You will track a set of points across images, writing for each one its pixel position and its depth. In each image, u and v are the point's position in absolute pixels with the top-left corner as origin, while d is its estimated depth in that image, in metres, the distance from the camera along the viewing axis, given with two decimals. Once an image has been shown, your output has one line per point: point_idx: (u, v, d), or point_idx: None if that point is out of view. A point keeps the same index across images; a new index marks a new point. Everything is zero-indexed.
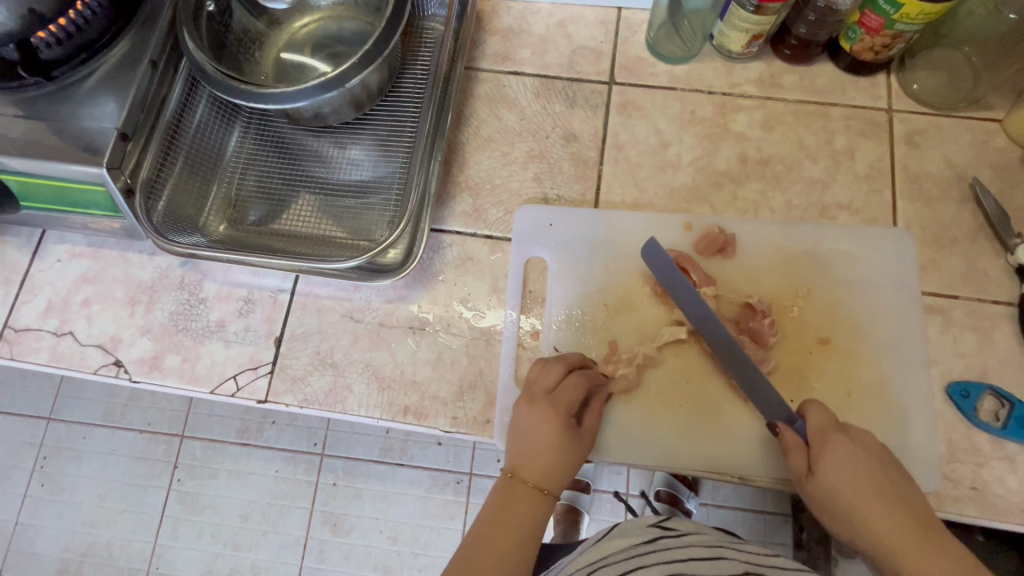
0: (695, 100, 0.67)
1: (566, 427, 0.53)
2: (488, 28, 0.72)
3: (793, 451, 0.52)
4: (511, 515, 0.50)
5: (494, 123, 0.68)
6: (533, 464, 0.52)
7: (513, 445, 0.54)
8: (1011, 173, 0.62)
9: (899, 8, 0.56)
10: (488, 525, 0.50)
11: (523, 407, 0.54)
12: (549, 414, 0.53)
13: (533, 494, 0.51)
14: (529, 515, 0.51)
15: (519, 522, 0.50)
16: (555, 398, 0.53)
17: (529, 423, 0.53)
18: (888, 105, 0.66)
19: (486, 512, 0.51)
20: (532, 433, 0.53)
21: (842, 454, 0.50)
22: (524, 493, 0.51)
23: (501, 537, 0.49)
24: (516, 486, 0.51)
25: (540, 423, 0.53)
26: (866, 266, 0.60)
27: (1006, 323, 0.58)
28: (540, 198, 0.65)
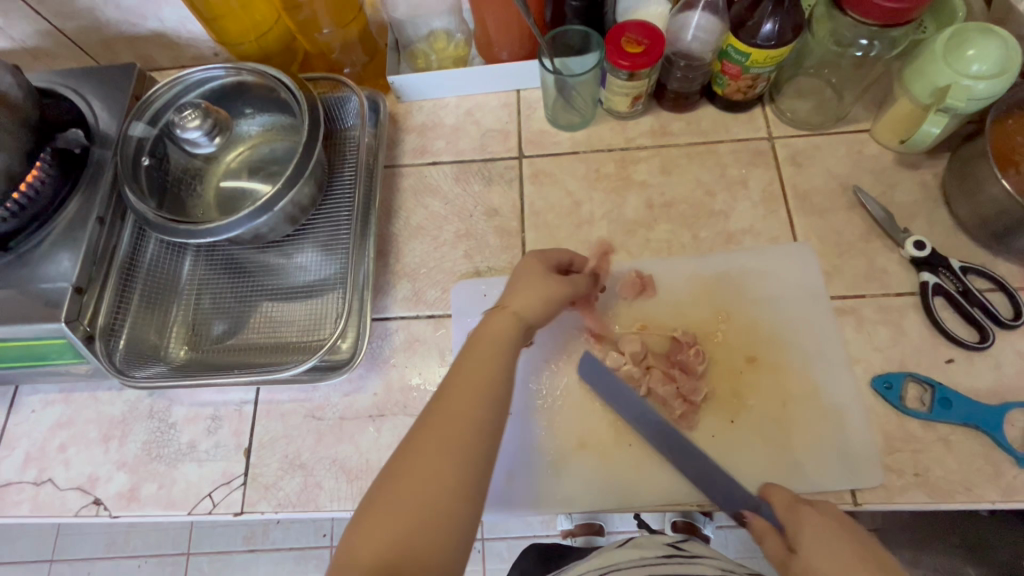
0: (598, 159, 0.74)
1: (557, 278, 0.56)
2: (404, 127, 0.79)
3: (767, 534, 0.50)
4: (487, 336, 0.50)
5: (422, 212, 0.74)
6: (520, 297, 0.53)
7: (506, 288, 0.56)
8: (888, 175, 0.69)
9: (747, 56, 0.64)
10: (470, 356, 0.48)
11: (523, 260, 0.58)
12: (535, 262, 0.56)
13: (511, 320, 0.51)
14: (500, 335, 0.50)
15: (498, 343, 0.49)
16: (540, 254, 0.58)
17: (521, 269, 0.56)
18: (768, 134, 0.73)
19: (471, 337, 0.50)
20: (519, 277, 0.56)
21: (817, 532, 0.47)
22: (507, 318, 0.51)
23: (472, 367, 0.47)
24: (500, 312, 0.52)
25: (524, 266, 0.56)
26: (777, 282, 0.65)
27: (913, 312, 0.63)
28: (473, 272, 0.70)
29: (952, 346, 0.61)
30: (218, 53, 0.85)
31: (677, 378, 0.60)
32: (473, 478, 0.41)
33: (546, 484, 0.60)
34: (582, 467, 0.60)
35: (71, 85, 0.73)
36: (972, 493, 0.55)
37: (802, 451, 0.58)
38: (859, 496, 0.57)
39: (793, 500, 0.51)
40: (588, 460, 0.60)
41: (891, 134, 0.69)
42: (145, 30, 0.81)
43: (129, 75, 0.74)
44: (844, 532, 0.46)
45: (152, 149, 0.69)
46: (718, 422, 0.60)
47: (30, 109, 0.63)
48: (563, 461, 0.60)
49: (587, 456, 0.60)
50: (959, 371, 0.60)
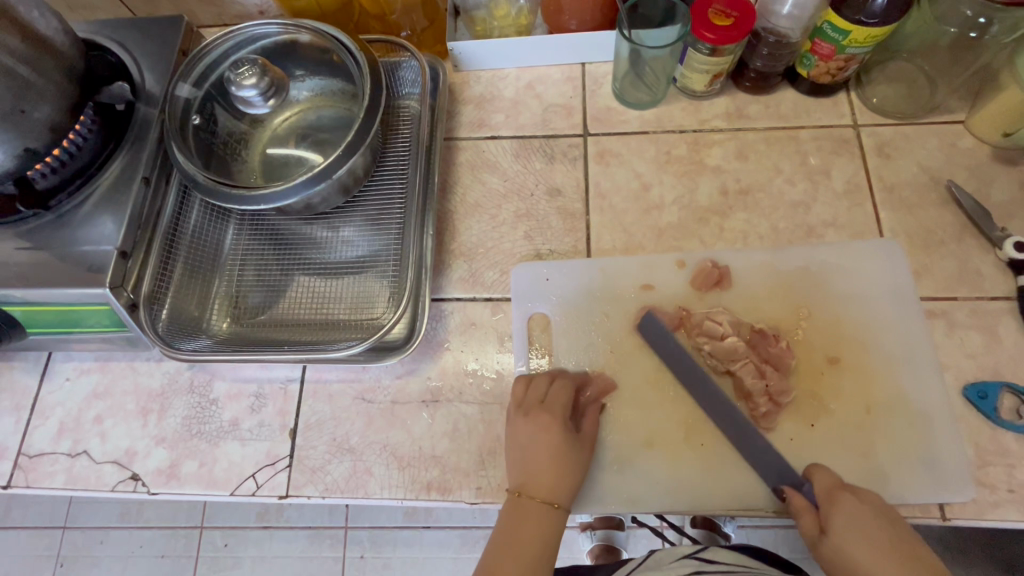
0: (668, 140, 0.70)
1: (566, 435, 0.54)
2: (461, 98, 0.75)
3: (803, 513, 0.51)
4: (524, 534, 0.51)
5: (479, 188, 0.70)
6: (538, 481, 0.53)
7: (515, 464, 0.54)
8: (984, 171, 0.64)
9: (846, 34, 0.59)
10: (502, 548, 0.51)
11: (520, 422, 0.55)
12: (547, 426, 0.54)
13: (543, 511, 0.52)
14: (541, 530, 0.51)
15: (533, 538, 0.51)
16: (549, 407, 0.55)
17: (530, 438, 0.54)
18: (853, 121, 0.68)
19: (499, 533, 0.52)
20: (534, 451, 0.54)
21: (850, 522, 0.49)
22: (533, 510, 0.52)
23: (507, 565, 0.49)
24: (526, 503, 0.52)
25: (538, 438, 0.54)
26: (861, 279, 0.61)
27: (1009, 318, 0.59)
28: (533, 255, 0.66)
29: None
30: (263, 10, 0.81)
31: (767, 375, 0.56)
32: None
33: (612, 481, 0.56)
34: (650, 467, 0.57)
35: (112, 36, 0.69)
36: None
37: (888, 460, 0.55)
38: (947, 510, 0.53)
39: (835, 487, 0.51)
40: (655, 458, 0.57)
41: (992, 131, 0.64)
42: None
43: (174, 27, 0.70)
44: (877, 525, 0.48)
45: (200, 108, 0.65)
46: (797, 424, 0.56)
47: (74, 59, 0.58)
48: (630, 459, 0.57)
49: (656, 454, 0.57)
50: None
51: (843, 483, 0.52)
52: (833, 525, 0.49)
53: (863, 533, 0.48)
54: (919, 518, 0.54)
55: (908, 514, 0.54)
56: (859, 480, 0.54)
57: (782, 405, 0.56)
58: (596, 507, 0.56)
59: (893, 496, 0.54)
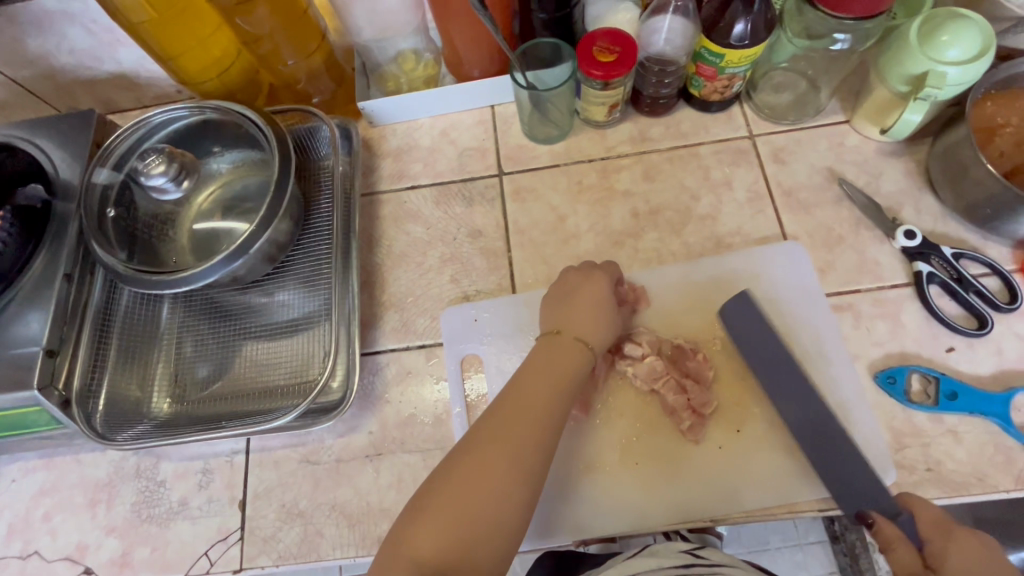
0: (579, 170, 0.73)
1: (609, 291, 0.58)
2: (379, 152, 0.77)
3: (894, 546, 0.48)
4: (550, 368, 0.53)
5: (404, 238, 0.72)
6: (573, 321, 0.56)
7: (553, 311, 0.58)
8: (872, 165, 0.68)
9: (722, 57, 0.63)
10: (526, 374, 0.52)
11: (573, 272, 0.60)
12: (596, 278, 0.58)
13: (574, 347, 0.54)
14: (569, 363, 0.53)
15: (560, 366, 0.53)
16: (603, 270, 0.60)
17: (578, 287, 0.58)
18: (748, 133, 0.72)
19: (529, 360, 0.54)
20: (579, 297, 0.57)
21: (967, 558, 0.46)
22: (564, 345, 0.54)
23: (533, 396, 0.51)
24: (560, 339, 0.55)
25: (586, 287, 0.58)
26: (770, 283, 0.64)
27: (909, 302, 0.62)
28: (461, 297, 0.68)
29: (952, 335, 0.60)
30: (180, 90, 0.83)
31: (688, 390, 0.59)
32: (517, 468, 0.46)
33: (556, 511, 0.58)
34: (589, 491, 0.58)
35: (27, 137, 0.70)
36: (984, 484, 0.55)
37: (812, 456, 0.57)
38: None
39: (941, 521, 0.49)
40: (593, 483, 0.58)
41: (871, 128, 0.68)
42: (101, 71, 0.78)
43: (88, 121, 0.71)
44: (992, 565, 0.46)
45: (118, 198, 0.66)
46: (724, 432, 0.59)
47: None
48: (569, 487, 0.59)
49: (593, 479, 0.59)
50: (960, 360, 0.59)
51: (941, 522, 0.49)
52: (948, 561, 0.46)
53: (978, 565, 0.46)
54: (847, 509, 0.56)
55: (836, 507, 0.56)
56: (786, 478, 0.57)
57: (706, 414, 0.59)
58: (544, 538, 0.57)
59: (819, 490, 0.56)
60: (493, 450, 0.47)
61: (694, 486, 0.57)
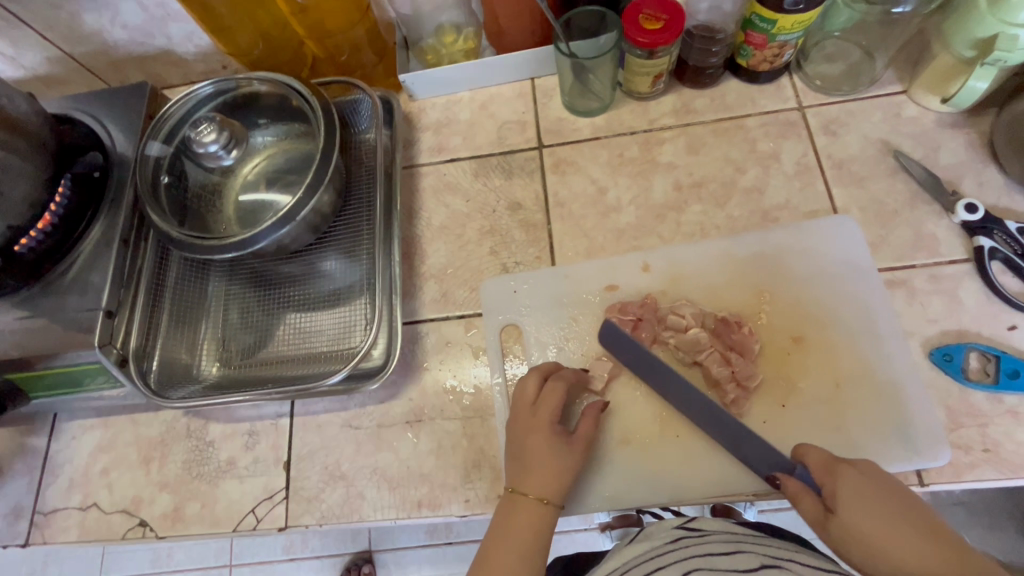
0: (620, 143, 0.72)
1: (553, 436, 0.54)
2: (419, 126, 0.78)
3: (801, 497, 0.48)
4: (515, 533, 0.51)
5: (444, 211, 0.72)
6: (525, 478, 0.53)
7: (512, 463, 0.55)
8: (930, 137, 0.65)
9: (773, 23, 0.61)
10: (492, 547, 0.50)
11: (520, 415, 0.56)
12: (535, 426, 0.54)
13: (535, 508, 0.52)
14: (531, 530, 0.51)
15: (524, 533, 0.51)
16: (540, 409, 0.55)
17: (523, 440, 0.54)
18: (797, 104, 0.70)
19: (493, 530, 0.52)
20: (527, 452, 0.54)
21: (858, 491, 0.45)
22: (523, 507, 0.52)
23: (508, 554, 0.50)
24: (518, 500, 0.52)
25: (528, 436, 0.54)
26: (819, 258, 0.62)
27: (968, 279, 0.59)
28: (500, 269, 0.68)
29: (1014, 313, 0.57)
30: (226, 65, 0.84)
31: (733, 363, 0.58)
32: None
33: (594, 482, 0.58)
34: (628, 462, 0.58)
35: (85, 109, 0.73)
36: None
37: (862, 433, 0.56)
38: (924, 475, 0.54)
39: (829, 460, 0.49)
40: (632, 454, 0.58)
41: (929, 98, 0.66)
42: (153, 47, 0.80)
43: (141, 93, 0.74)
44: (885, 490, 0.46)
45: (169, 167, 0.68)
46: (769, 408, 0.58)
47: (46, 136, 0.63)
48: (608, 458, 0.58)
49: (630, 451, 0.58)
50: (1023, 339, 0.56)
51: (836, 459, 0.49)
52: (838, 498, 0.46)
53: (866, 496, 0.45)
54: None
55: None
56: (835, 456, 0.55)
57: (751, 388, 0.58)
58: (581, 507, 0.57)
59: None
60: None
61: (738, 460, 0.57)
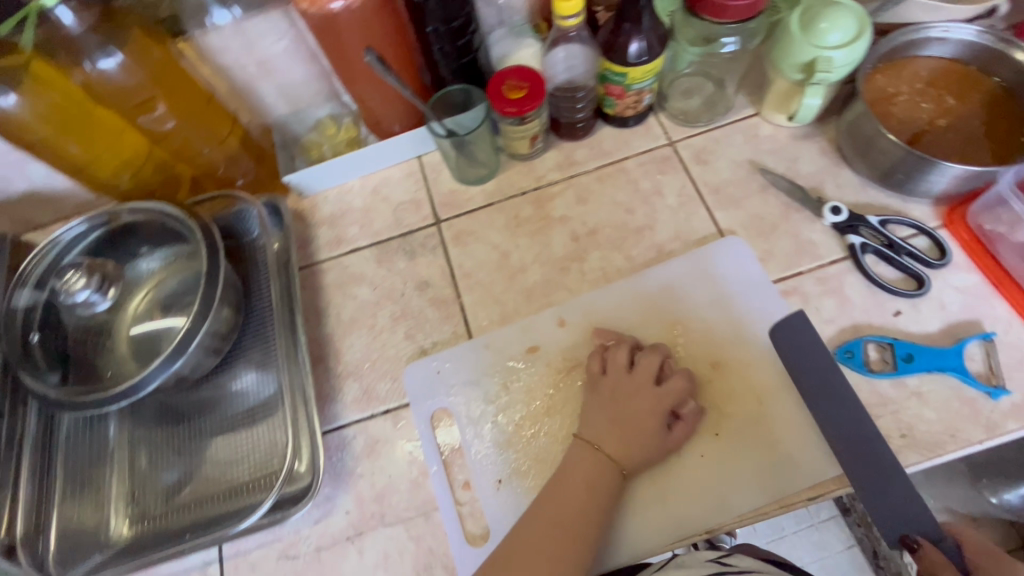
0: (514, 205, 0.73)
1: (659, 415, 0.56)
2: (313, 221, 0.76)
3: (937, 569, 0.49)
4: (571, 483, 0.54)
5: (352, 303, 0.70)
6: (612, 434, 0.55)
7: (603, 416, 0.57)
8: (788, 150, 0.71)
9: (625, 75, 0.66)
10: (552, 494, 0.54)
11: (622, 376, 0.58)
12: (642, 392, 0.57)
13: (608, 465, 0.54)
14: (597, 481, 0.54)
15: (590, 485, 0.54)
16: (648, 377, 0.57)
17: (622, 398, 0.57)
18: (668, 140, 0.74)
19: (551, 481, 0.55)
20: (625, 412, 0.56)
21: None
22: (601, 462, 0.54)
23: (565, 507, 0.53)
24: (596, 454, 0.55)
25: (632, 401, 0.56)
26: (718, 282, 0.65)
27: (850, 275, 0.63)
28: (419, 352, 0.67)
29: (896, 298, 0.61)
30: None
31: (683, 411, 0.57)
32: None
33: None
34: None
35: None
36: (957, 440, 0.55)
37: (794, 444, 0.57)
38: None
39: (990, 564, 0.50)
40: None
41: (779, 118, 0.71)
42: None
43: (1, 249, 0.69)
44: None
45: (42, 320, 0.62)
46: (704, 439, 0.58)
47: None
48: None
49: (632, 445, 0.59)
50: (908, 322, 0.60)
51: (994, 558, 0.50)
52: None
53: None
54: (838, 492, 0.55)
55: (828, 492, 0.56)
56: (776, 473, 0.56)
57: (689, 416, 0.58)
58: None
59: (807, 478, 0.56)
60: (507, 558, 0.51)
61: (689, 498, 0.56)
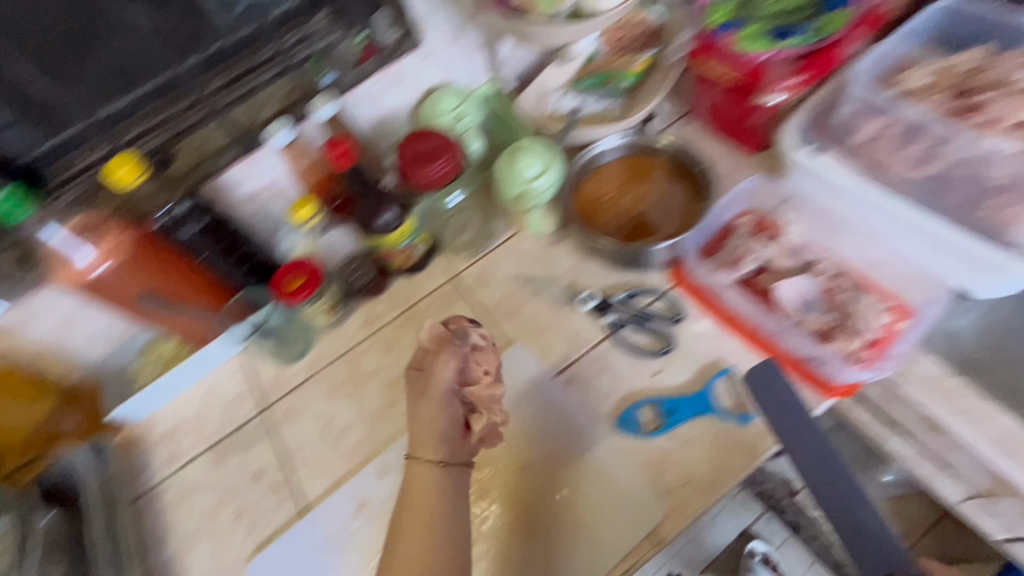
0: (331, 371, 0.81)
1: (455, 399, 0.61)
2: (149, 442, 0.79)
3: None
4: (415, 490, 0.58)
5: (193, 514, 0.73)
6: (420, 444, 0.60)
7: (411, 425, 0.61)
8: (547, 255, 0.83)
9: (383, 241, 0.77)
10: (404, 505, 0.58)
11: (416, 398, 0.61)
12: (432, 397, 0.60)
13: (424, 469, 0.59)
14: (437, 484, 0.58)
15: (443, 482, 0.59)
16: (436, 382, 0.60)
17: (423, 410, 0.60)
18: (451, 274, 0.85)
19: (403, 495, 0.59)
20: (423, 417, 0.60)
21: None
22: (419, 467, 0.59)
23: (414, 509, 0.57)
24: (415, 464, 0.59)
25: (429, 411, 0.60)
26: (511, 391, 0.73)
27: (614, 350, 0.73)
28: (260, 544, 0.70)
29: (655, 359, 0.71)
30: None
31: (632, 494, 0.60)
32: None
33: None
34: None
35: None
36: (726, 473, 0.63)
37: (599, 523, 0.63)
38: (658, 533, 0.62)
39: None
40: None
41: (530, 232, 0.83)
42: None
43: None
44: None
45: None
46: (521, 546, 0.64)
47: None
48: None
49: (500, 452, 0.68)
50: (668, 377, 0.69)
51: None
52: None
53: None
54: (646, 556, 0.61)
55: (639, 559, 0.61)
56: (589, 557, 0.62)
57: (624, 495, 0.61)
58: None
59: (616, 553, 0.62)
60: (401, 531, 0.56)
61: None
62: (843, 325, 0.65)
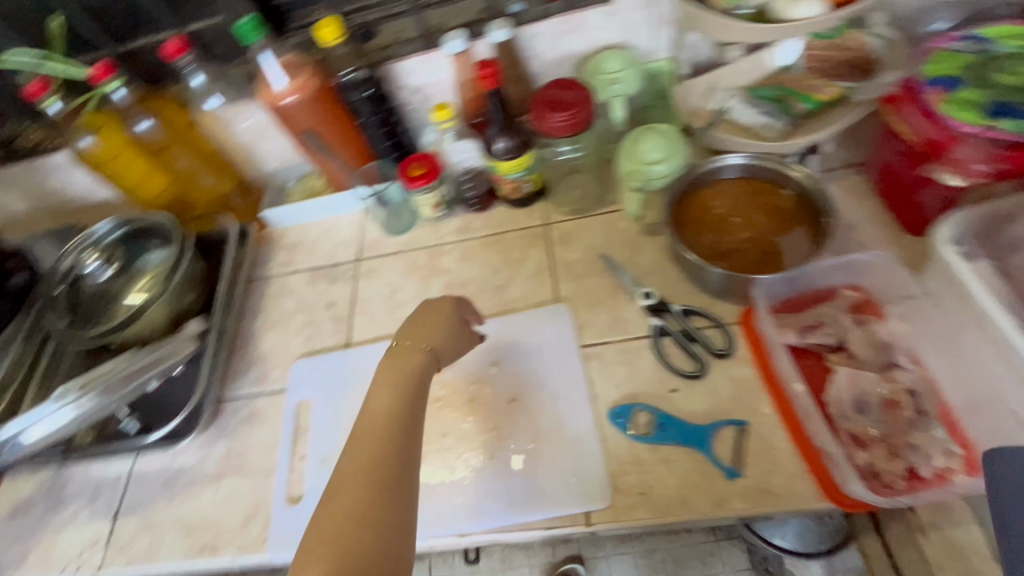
0: (414, 255, 0.93)
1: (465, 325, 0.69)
2: (276, 247, 1.01)
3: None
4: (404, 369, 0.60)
5: (279, 309, 0.93)
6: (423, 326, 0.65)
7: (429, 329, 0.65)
8: (635, 243, 0.83)
9: (498, 167, 0.84)
10: (374, 387, 0.58)
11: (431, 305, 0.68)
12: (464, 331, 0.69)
13: (420, 351, 0.62)
14: (416, 369, 0.60)
15: (410, 372, 0.60)
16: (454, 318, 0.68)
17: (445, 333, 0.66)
18: (544, 222, 0.90)
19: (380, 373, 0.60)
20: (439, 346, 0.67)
21: None
22: (415, 353, 0.62)
23: (378, 395, 0.57)
24: (404, 348, 0.62)
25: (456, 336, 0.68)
26: (537, 341, 0.77)
27: (646, 352, 0.73)
28: (309, 352, 0.87)
29: (678, 379, 0.70)
30: None
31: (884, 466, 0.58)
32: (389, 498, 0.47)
33: None
34: None
35: None
36: (685, 508, 0.62)
37: (549, 482, 0.67)
38: (591, 517, 0.64)
39: None
40: None
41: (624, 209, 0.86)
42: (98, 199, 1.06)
43: None
44: None
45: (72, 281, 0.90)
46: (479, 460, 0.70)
47: None
48: None
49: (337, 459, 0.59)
50: (681, 399, 0.69)
51: None
52: None
53: None
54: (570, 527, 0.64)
55: (562, 527, 0.65)
56: (521, 498, 0.67)
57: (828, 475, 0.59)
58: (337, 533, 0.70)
59: (550, 511, 0.65)
60: (344, 493, 0.47)
61: (458, 498, 0.69)
62: (890, 442, 0.59)
